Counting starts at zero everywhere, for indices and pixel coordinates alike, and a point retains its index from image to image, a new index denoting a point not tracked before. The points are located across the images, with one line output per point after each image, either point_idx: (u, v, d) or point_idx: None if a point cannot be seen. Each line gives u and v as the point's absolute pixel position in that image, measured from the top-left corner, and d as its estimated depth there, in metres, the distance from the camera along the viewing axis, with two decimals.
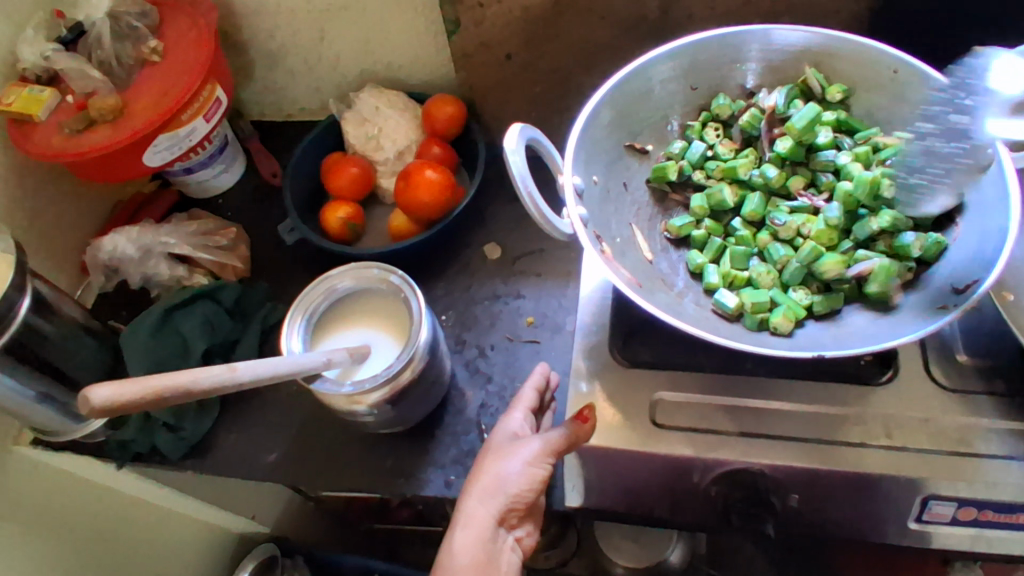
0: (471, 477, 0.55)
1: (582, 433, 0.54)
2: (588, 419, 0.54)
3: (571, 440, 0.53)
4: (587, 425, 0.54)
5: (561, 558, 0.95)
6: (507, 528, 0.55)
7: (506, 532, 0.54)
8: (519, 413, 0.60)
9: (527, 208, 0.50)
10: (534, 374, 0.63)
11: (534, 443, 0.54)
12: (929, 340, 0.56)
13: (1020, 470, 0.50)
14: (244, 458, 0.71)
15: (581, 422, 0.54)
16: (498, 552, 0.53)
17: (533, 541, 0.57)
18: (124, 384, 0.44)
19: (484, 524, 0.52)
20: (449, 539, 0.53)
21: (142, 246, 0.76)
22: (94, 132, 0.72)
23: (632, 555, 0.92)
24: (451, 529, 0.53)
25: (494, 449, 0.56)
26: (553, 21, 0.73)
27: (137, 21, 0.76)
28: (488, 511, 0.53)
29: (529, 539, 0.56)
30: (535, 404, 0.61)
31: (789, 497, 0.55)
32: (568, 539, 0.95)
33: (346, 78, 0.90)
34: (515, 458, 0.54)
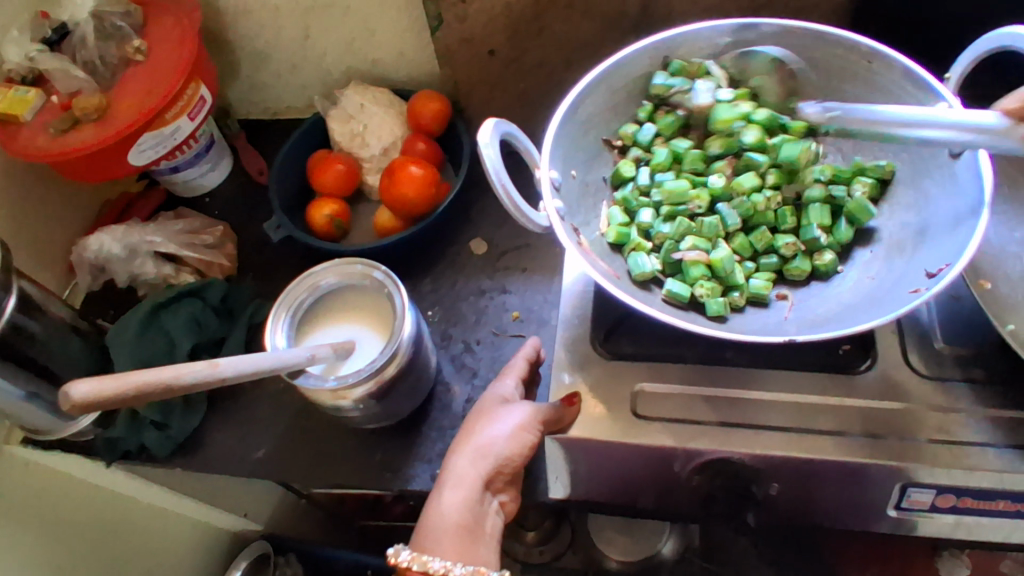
0: (462, 440, 0.57)
1: (568, 413, 0.55)
2: (575, 402, 0.56)
3: (558, 417, 0.55)
4: (575, 407, 0.55)
5: (553, 553, 0.95)
6: (493, 492, 0.57)
7: (492, 495, 0.57)
8: (511, 380, 0.62)
9: (504, 202, 0.50)
10: (525, 346, 0.65)
11: (523, 409, 0.56)
12: (908, 329, 0.57)
13: (997, 457, 0.51)
14: (232, 455, 0.71)
15: (569, 403, 0.56)
16: (483, 514, 0.55)
17: (516, 507, 0.59)
18: (104, 378, 0.45)
19: (473, 484, 0.55)
20: (437, 500, 0.55)
21: (129, 245, 0.76)
22: (78, 131, 0.72)
23: (623, 548, 0.93)
24: (440, 489, 0.55)
25: (483, 414, 0.59)
26: (535, 17, 0.73)
27: (122, 21, 0.76)
28: (476, 472, 0.55)
29: (513, 505, 0.59)
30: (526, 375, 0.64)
31: (769, 486, 0.55)
32: (560, 533, 0.96)
33: (331, 76, 0.90)
34: (506, 422, 0.56)
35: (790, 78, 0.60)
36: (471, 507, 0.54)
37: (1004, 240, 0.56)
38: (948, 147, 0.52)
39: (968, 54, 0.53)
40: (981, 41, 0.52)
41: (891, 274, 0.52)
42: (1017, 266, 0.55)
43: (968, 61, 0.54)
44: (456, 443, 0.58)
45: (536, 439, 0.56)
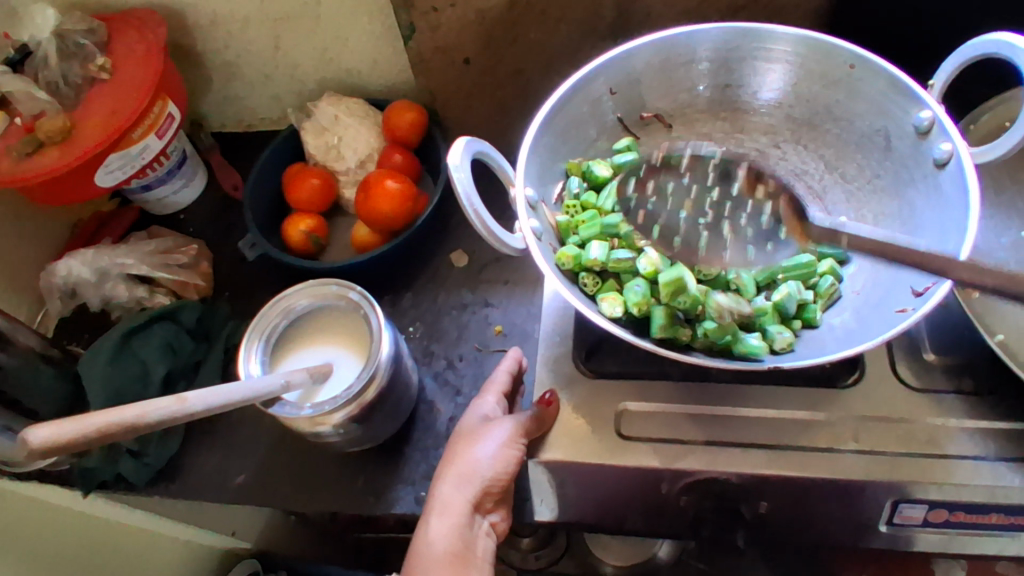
0: (445, 464, 0.55)
1: (547, 416, 0.55)
2: (551, 402, 0.55)
3: (539, 422, 0.54)
4: (552, 408, 0.55)
5: (550, 559, 0.90)
6: (481, 513, 0.54)
7: (481, 519, 0.54)
8: (492, 397, 0.60)
9: (475, 225, 0.48)
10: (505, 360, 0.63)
11: (505, 424, 0.54)
12: (897, 339, 0.56)
13: (989, 470, 0.49)
14: (212, 482, 0.70)
15: (545, 405, 0.55)
16: (475, 539, 0.52)
17: (505, 528, 0.57)
18: (62, 423, 0.42)
19: (462, 509, 0.52)
20: (424, 529, 0.52)
21: (99, 268, 0.74)
22: (42, 155, 0.70)
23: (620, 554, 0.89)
24: (426, 518, 0.52)
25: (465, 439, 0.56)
26: (509, 24, 0.72)
27: (85, 39, 0.74)
28: (462, 497, 0.52)
29: (502, 525, 0.56)
30: (507, 389, 0.62)
31: (758, 504, 0.54)
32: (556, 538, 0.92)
33: (305, 86, 0.88)
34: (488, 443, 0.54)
35: (770, 84, 0.59)
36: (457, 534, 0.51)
37: (990, 246, 0.56)
38: (933, 156, 0.50)
39: (951, 62, 0.51)
40: (963, 47, 0.50)
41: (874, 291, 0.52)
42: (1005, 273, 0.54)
43: (952, 69, 0.52)
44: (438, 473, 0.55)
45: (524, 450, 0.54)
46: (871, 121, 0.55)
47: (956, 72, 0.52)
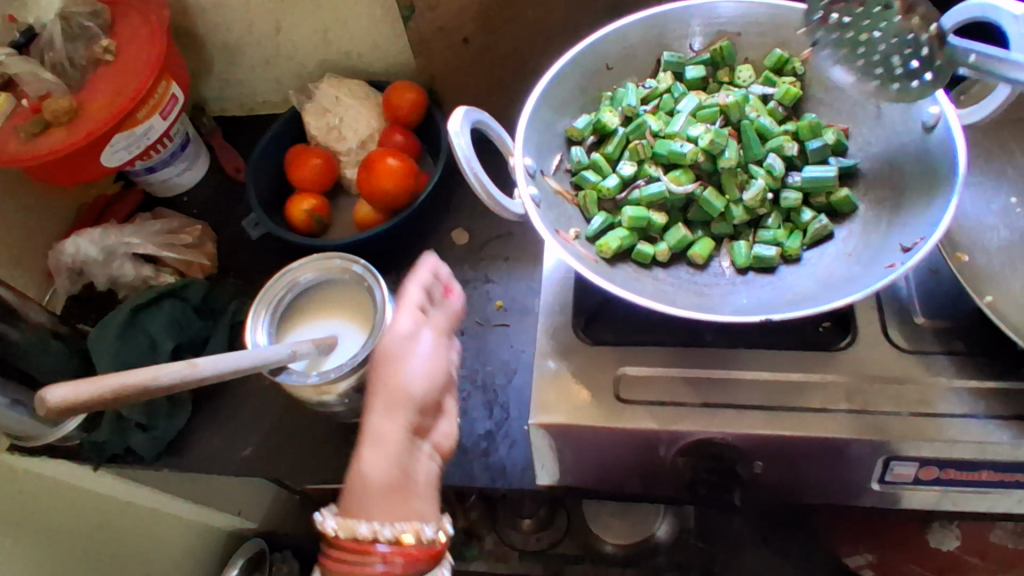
0: (372, 395, 0.50)
1: (453, 303, 0.57)
2: (451, 290, 0.57)
3: (456, 313, 0.56)
4: (455, 294, 0.57)
5: (551, 539, 1.15)
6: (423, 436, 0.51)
7: (420, 442, 0.51)
8: (408, 314, 0.54)
9: (476, 190, 0.49)
10: (421, 271, 0.56)
11: (429, 331, 0.54)
12: (888, 304, 0.57)
13: (978, 427, 0.51)
14: (219, 455, 0.71)
15: (448, 293, 0.57)
16: (415, 464, 0.49)
17: (455, 446, 0.54)
18: (80, 383, 0.44)
19: (396, 437, 0.49)
20: (357, 462, 0.48)
21: (106, 247, 0.76)
22: (50, 135, 0.71)
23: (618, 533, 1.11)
24: (358, 450, 0.48)
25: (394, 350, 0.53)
26: (507, 3, 0.73)
27: (89, 21, 0.75)
28: (399, 422, 0.49)
29: (446, 444, 0.53)
30: (422, 305, 0.55)
31: (754, 465, 0.55)
32: (557, 521, 1.15)
33: (305, 69, 0.89)
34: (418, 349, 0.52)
35: (764, 57, 0.60)
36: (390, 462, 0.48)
37: (981, 212, 0.57)
38: (920, 120, 0.52)
39: (938, 27, 0.53)
40: None
41: (858, 251, 0.53)
42: (994, 238, 0.55)
43: None
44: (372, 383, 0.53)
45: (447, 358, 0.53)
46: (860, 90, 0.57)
47: (943, 38, 0.54)
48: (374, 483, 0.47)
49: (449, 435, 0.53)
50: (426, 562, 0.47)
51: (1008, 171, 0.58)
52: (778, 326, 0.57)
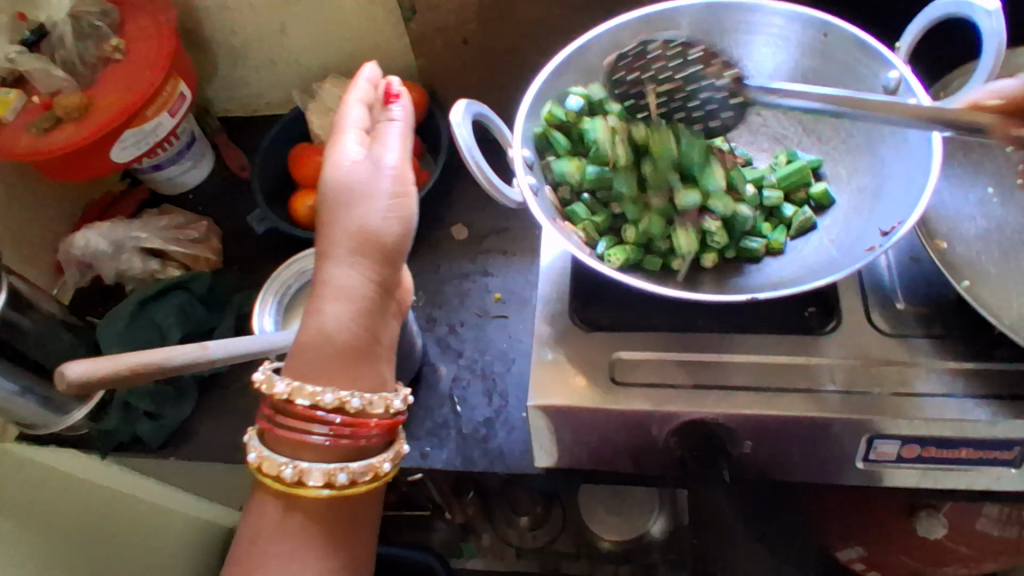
0: (331, 242, 0.50)
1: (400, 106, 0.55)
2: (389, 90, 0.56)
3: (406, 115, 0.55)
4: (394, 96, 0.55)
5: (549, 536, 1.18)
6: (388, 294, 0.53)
7: (386, 305, 0.53)
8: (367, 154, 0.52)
9: (477, 177, 0.52)
10: (361, 86, 0.56)
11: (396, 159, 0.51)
12: (871, 291, 0.59)
13: (957, 405, 0.53)
14: (225, 443, 0.73)
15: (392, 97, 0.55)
16: (380, 323, 0.52)
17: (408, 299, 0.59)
18: (99, 359, 0.47)
19: (363, 290, 0.50)
20: (320, 315, 0.50)
21: (115, 240, 0.78)
22: (61, 130, 0.73)
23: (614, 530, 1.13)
24: (320, 301, 0.50)
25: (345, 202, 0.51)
26: (505, 5, 0.76)
27: (99, 21, 0.77)
28: (366, 277, 0.50)
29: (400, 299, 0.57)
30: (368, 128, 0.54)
31: (743, 444, 0.57)
32: (554, 519, 1.17)
33: (309, 70, 0.91)
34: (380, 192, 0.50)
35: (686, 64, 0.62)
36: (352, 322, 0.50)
37: (959, 203, 0.59)
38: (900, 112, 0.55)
39: (917, 23, 0.55)
40: (929, 9, 0.54)
41: (840, 237, 0.56)
42: (970, 227, 0.58)
43: (917, 31, 0.56)
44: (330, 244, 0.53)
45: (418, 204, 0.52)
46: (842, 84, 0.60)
47: (921, 33, 0.56)
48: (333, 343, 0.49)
49: (407, 289, 0.58)
50: (375, 433, 0.51)
51: (984, 163, 0.61)
52: (766, 312, 0.60)
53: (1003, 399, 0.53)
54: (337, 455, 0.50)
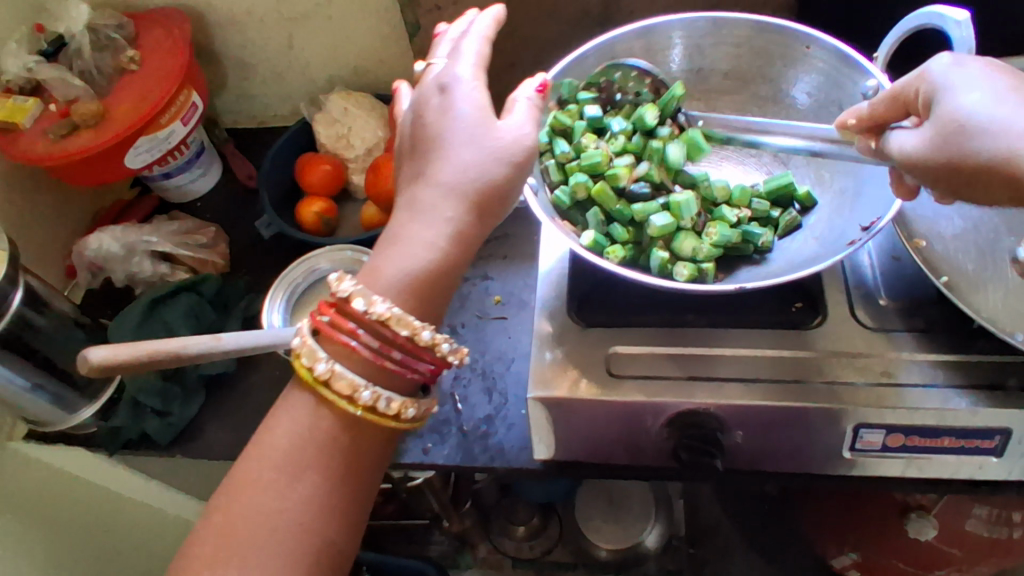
0: (443, 173, 0.51)
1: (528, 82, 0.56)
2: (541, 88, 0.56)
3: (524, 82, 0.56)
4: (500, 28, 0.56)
5: (544, 547, 1.18)
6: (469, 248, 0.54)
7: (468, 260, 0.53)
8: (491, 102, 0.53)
9: None
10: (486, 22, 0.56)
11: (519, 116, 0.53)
12: (855, 289, 0.62)
13: (938, 395, 0.55)
14: (231, 440, 0.74)
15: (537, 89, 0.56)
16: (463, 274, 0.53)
17: None
18: (118, 346, 0.49)
19: (468, 238, 0.51)
20: (424, 245, 0.50)
21: (127, 244, 0.80)
22: (77, 136, 0.76)
23: (610, 537, 1.15)
24: (425, 231, 0.50)
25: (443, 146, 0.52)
26: (505, 20, 0.79)
27: (115, 33, 0.80)
28: (473, 227, 0.51)
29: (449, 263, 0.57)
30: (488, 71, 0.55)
31: (734, 434, 0.60)
32: (550, 529, 1.19)
33: (315, 83, 0.95)
34: (496, 144, 0.51)
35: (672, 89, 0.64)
36: (443, 265, 0.50)
37: (938, 204, 0.62)
38: None
39: (892, 35, 0.58)
40: (901, 22, 0.58)
41: (820, 235, 0.59)
42: (948, 227, 0.61)
43: (891, 43, 0.60)
44: (418, 167, 0.53)
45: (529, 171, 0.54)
46: (828, 94, 0.63)
47: (896, 45, 0.59)
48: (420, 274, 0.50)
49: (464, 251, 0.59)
50: (423, 371, 0.50)
51: None
52: (755, 308, 0.62)
53: (982, 388, 0.56)
54: (387, 382, 0.50)
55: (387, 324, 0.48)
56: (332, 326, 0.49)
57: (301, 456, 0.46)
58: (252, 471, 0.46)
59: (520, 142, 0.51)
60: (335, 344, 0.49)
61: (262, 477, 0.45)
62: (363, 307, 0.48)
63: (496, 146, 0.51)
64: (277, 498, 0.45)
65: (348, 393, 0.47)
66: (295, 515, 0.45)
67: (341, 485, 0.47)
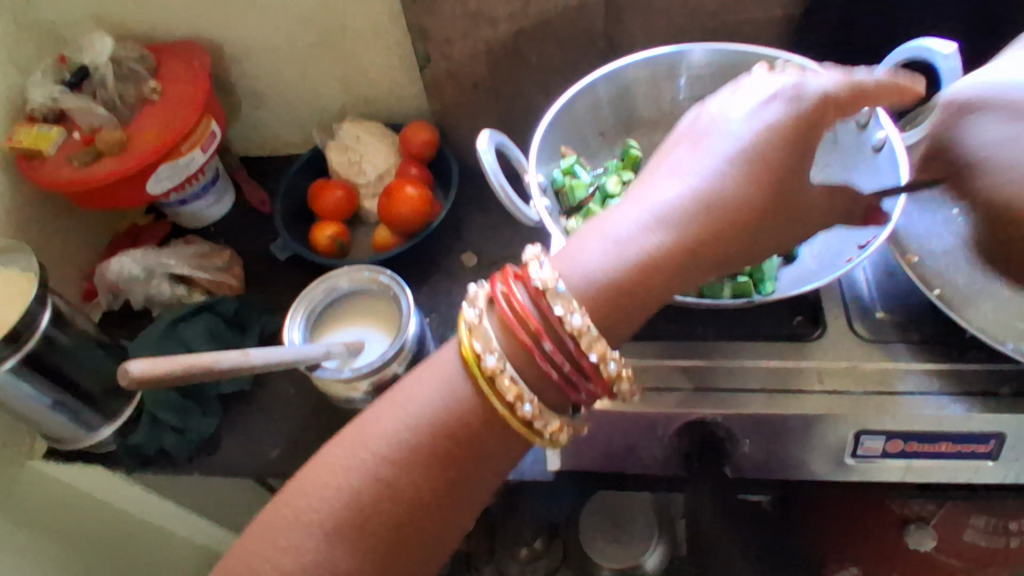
0: (646, 181, 0.54)
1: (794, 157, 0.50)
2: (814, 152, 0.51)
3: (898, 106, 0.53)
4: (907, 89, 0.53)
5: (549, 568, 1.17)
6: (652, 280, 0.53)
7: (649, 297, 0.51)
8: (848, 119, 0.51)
9: (500, 197, 0.57)
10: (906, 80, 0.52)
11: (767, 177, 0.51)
12: (852, 303, 0.65)
13: (935, 403, 0.58)
14: (248, 457, 0.76)
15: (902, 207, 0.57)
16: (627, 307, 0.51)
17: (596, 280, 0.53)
18: (157, 358, 0.50)
19: (634, 263, 0.50)
20: (604, 231, 0.52)
21: (147, 265, 0.82)
22: (101, 162, 0.79)
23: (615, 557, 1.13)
24: (614, 223, 0.52)
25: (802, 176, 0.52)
26: (512, 52, 0.83)
27: (137, 65, 0.83)
28: (644, 253, 0.50)
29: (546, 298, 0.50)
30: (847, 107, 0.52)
31: (742, 443, 0.62)
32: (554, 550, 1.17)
33: (326, 112, 0.98)
34: (700, 182, 0.51)
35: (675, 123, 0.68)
36: (638, 285, 0.50)
37: (929, 222, 0.66)
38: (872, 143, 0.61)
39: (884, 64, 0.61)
40: (893, 52, 0.61)
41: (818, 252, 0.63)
42: (939, 243, 0.64)
43: (885, 71, 0.63)
44: (667, 167, 0.53)
45: (721, 229, 0.51)
46: None
47: (888, 73, 0.63)
48: (616, 286, 0.50)
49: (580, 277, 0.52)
50: (582, 391, 0.50)
51: None
52: (756, 322, 0.65)
53: (976, 395, 0.58)
54: (543, 393, 0.50)
55: (575, 338, 0.48)
56: (509, 314, 0.49)
57: (422, 455, 0.48)
58: (381, 434, 0.49)
59: (725, 191, 0.51)
60: (506, 333, 0.49)
61: (392, 444, 0.48)
62: (541, 301, 0.49)
63: (746, 180, 0.51)
64: (392, 478, 0.48)
65: (509, 396, 0.48)
66: (405, 497, 0.48)
67: (456, 486, 0.49)
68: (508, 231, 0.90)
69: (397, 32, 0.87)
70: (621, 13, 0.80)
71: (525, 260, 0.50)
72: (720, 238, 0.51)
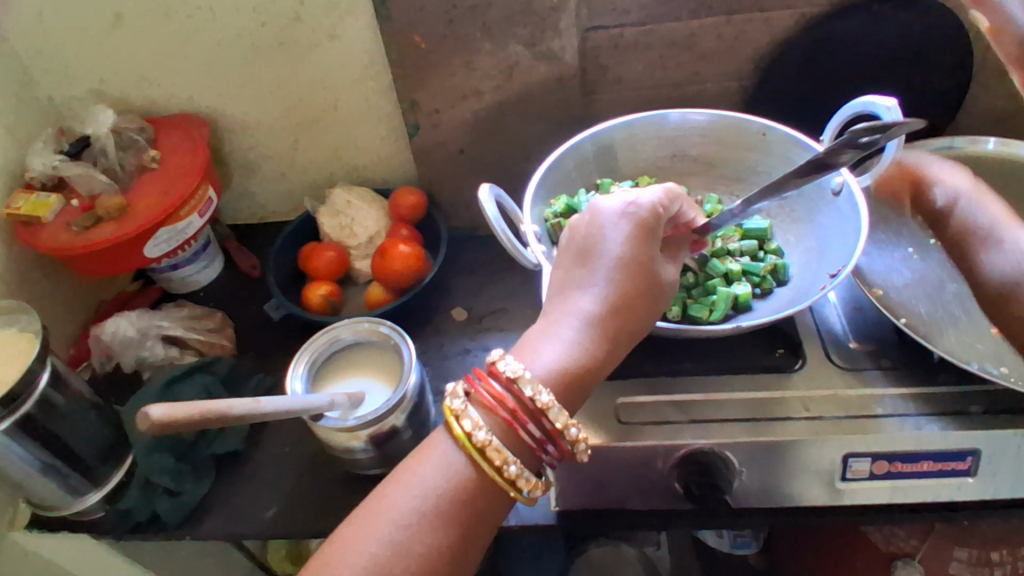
0: (564, 284, 0.59)
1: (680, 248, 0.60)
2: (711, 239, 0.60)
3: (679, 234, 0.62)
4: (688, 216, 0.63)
5: None
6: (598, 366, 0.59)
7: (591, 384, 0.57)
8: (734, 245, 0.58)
9: (501, 242, 0.61)
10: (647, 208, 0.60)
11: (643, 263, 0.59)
12: (827, 336, 0.70)
13: (911, 424, 0.63)
14: (242, 516, 0.75)
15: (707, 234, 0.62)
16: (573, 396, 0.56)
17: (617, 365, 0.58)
18: (175, 404, 0.52)
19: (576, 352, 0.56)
20: (545, 337, 0.57)
21: (142, 327, 0.83)
22: (101, 227, 0.80)
23: None
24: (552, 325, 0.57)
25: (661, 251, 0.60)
26: (496, 121, 0.90)
27: (137, 135, 0.86)
28: (585, 345, 0.56)
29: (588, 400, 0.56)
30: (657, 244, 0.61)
31: (739, 473, 0.63)
32: None
33: (316, 181, 1.03)
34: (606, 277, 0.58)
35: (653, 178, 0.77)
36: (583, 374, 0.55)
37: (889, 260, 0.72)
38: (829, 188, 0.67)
39: (836, 117, 0.68)
40: (843, 107, 0.68)
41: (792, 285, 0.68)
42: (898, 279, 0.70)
43: (836, 124, 0.69)
44: (576, 274, 0.59)
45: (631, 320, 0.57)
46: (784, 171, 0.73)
47: (840, 125, 0.69)
48: (571, 376, 0.55)
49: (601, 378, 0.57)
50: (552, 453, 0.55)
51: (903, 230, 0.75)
52: (740, 358, 0.69)
53: (948, 415, 0.63)
54: (522, 458, 0.54)
55: (543, 413, 0.53)
56: (488, 400, 0.54)
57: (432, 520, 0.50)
58: (392, 508, 0.50)
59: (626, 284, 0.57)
60: (488, 415, 0.54)
61: (404, 516, 0.50)
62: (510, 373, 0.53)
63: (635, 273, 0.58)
64: (405, 543, 0.49)
65: (495, 466, 0.52)
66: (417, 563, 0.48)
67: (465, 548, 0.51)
68: (495, 287, 0.94)
69: (387, 106, 0.93)
70: (594, 86, 0.88)
71: (491, 359, 0.55)
72: (632, 327, 0.57)
